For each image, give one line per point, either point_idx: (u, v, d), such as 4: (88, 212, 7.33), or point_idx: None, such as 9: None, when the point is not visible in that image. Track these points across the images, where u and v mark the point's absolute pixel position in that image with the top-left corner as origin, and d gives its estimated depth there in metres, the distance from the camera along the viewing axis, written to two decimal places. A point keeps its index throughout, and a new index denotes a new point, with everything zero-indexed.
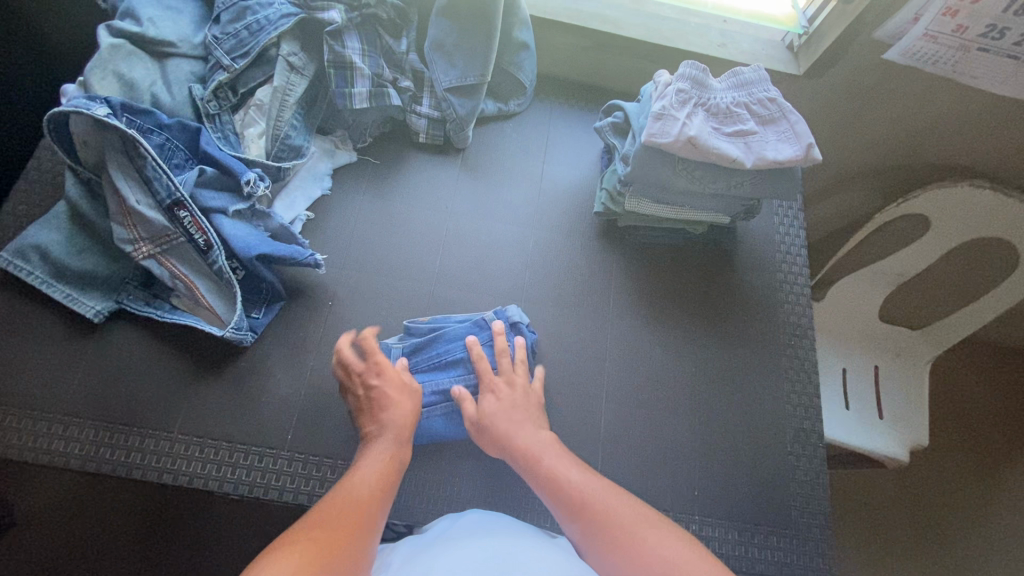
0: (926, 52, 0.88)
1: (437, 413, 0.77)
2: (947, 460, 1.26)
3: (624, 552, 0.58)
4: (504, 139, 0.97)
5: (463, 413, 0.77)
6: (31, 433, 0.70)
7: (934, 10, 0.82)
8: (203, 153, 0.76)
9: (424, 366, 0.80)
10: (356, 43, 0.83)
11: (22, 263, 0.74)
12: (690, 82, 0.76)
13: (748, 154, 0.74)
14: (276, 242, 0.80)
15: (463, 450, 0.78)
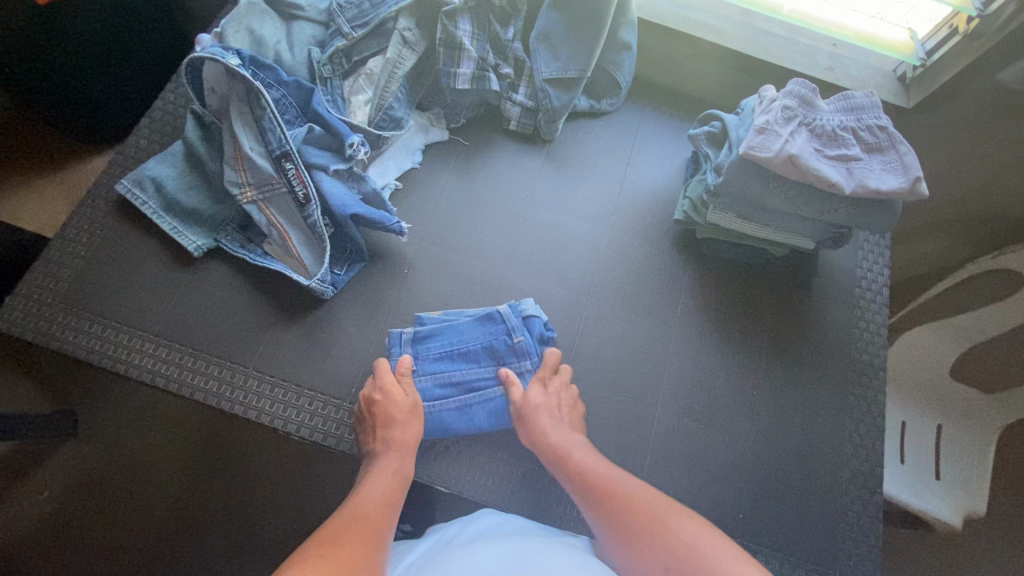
0: None
1: (450, 407, 0.77)
2: (1005, 538, 1.18)
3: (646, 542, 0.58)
4: (591, 136, 0.98)
5: (476, 405, 0.77)
6: (129, 348, 0.76)
7: None
8: (313, 112, 0.81)
9: (429, 363, 0.79)
10: (468, 26, 0.86)
11: (138, 192, 0.81)
12: (798, 100, 0.74)
13: (848, 180, 0.72)
14: (366, 205, 0.83)
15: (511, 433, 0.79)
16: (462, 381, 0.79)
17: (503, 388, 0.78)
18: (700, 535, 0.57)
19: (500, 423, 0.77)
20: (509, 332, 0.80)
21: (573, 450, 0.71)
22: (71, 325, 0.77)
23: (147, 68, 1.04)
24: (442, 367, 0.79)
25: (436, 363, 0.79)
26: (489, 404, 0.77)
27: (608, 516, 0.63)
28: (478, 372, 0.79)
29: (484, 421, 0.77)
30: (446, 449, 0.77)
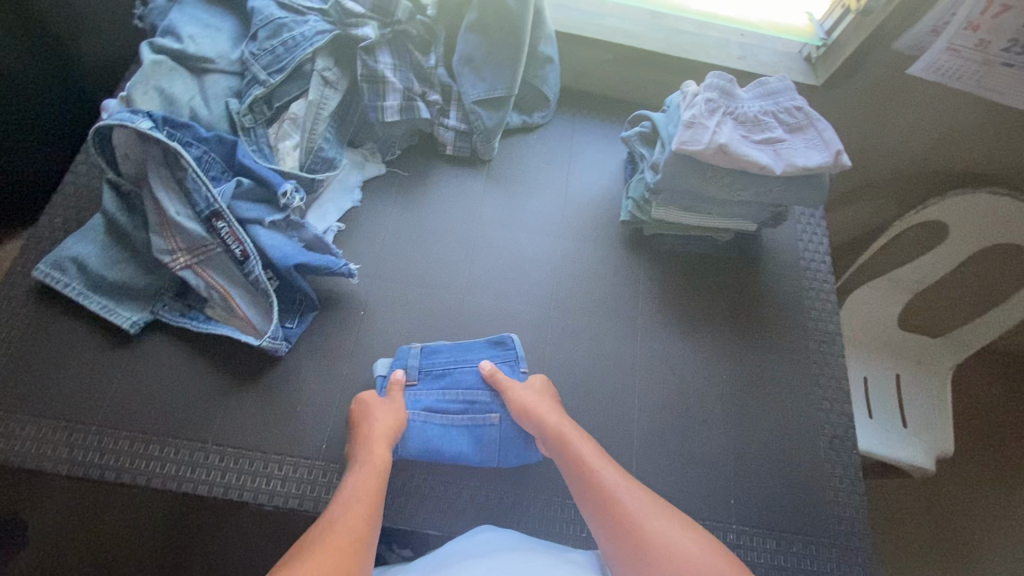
0: (952, 68, 0.86)
1: (436, 428, 0.75)
2: (973, 472, 1.25)
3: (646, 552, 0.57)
4: (528, 151, 0.99)
5: (463, 430, 0.75)
6: (63, 444, 0.70)
7: (956, 25, 0.80)
8: (240, 165, 0.77)
9: (429, 379, 0.79)
10: (387, 58, 0.85)
11: (58, 274, 0.75)
12: (718, 91, 0.77)
13: (778, 161, 0.75)
14: (310, 252, 0.79)
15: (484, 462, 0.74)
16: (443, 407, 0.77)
17: (494, 418, 0.76)
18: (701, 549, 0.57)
19: (480, 454, 0.74)
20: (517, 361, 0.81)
21: (574, 451, 0.68)
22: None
23: (59, 141, 0.99)
24: (438, 386, 0.78)
25: (434, 383, 0.79)
26: (474, 432, 0.76)
27: (598, 507, 0.62)
28: (473, 399, 0.78)
29: (467, 449, 0.74)
30: (432, 488, 0.74)
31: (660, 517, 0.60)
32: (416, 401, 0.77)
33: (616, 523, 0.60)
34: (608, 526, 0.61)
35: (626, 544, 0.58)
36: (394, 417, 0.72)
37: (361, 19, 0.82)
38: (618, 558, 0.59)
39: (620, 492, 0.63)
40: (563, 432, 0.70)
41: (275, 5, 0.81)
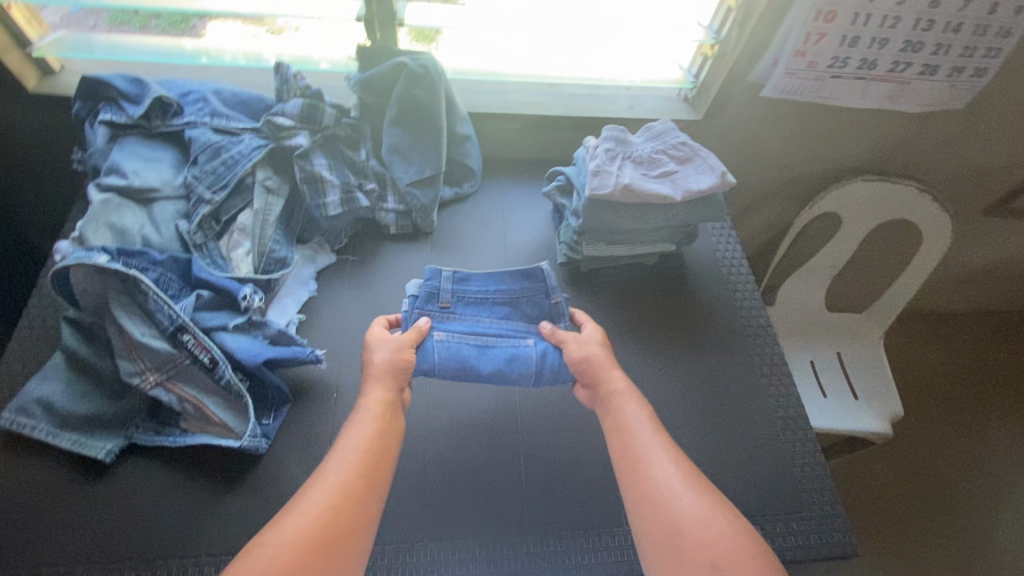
0: (793, 87, 1.04)
1: (472, 347, 0.82)
2: (920, 437, 1.53)
3: (655, 515, 0.66)
4: (465, 218, 1.09)
5: (499, 350, 0.82)
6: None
7: (788, 54, 0.98)
8: (198, 279, 0.82)
9: (464, 307, 0.87)
10: (322, 160, 0.93)
11: (25, 419, 0.75)
12: (614, 141, 0.90)
13: (676, 190, 0.87)
14: (277, 347, 0.84)
15: (515, 378, 0.81)
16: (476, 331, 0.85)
17: (528, 340, 0.84)
18: (714, 529, 0.64)
19: (515, 368, 0.81)
20: (547, 293, 0.88)
21: (627, 409, 0.75)
22: None
23: None
24: (473, 313, 0.87)
25: (463, 310, 0.87)
26: (511, 350, 0.82)
27: (631, 465, 0.71)
28: (507, 326, 0.86)
29: (503, 366, 0.81)
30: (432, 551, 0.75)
31: (695, 495, 0.67)
32: (451, 327, 0.84)
33: (641, 483, 0.69)
34: (633, 482, 0.69)
35: (646, 504, 0.67)
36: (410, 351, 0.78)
37: (293, 130, 0.91)
38: (634, 511, 0.68)
39: (657, 462, 0.70)
40: (614, 393, 0.77)
41: (211, 132, 0.89)
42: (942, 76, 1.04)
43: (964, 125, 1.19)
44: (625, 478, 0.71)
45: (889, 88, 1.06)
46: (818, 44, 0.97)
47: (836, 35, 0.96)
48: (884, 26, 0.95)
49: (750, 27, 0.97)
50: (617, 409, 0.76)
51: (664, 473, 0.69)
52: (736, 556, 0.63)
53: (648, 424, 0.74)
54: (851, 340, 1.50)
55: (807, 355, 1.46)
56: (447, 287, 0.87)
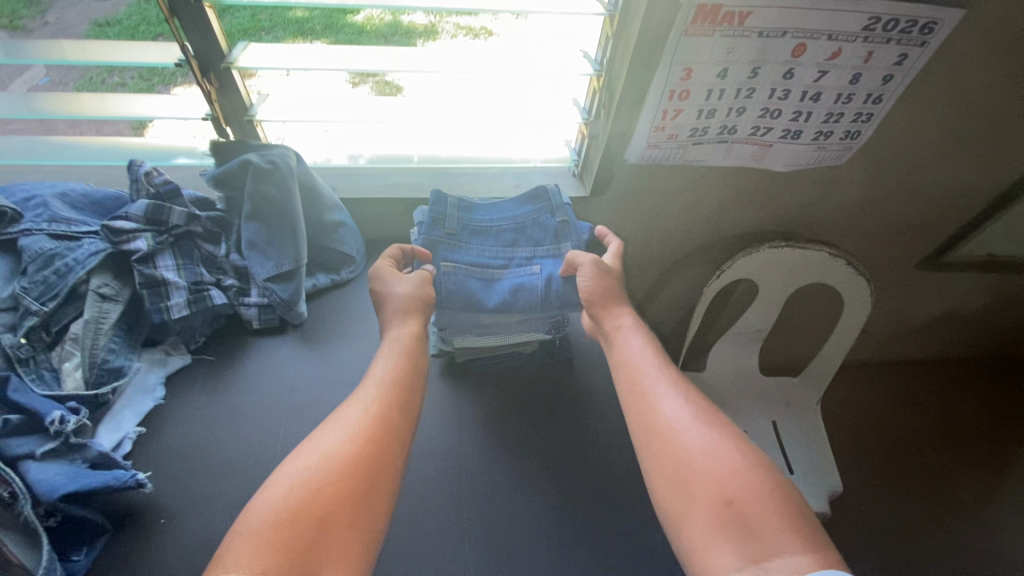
0: (657, 155, 1.01)
1: (478, 278, 0.89)
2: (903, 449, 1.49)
3: (650, 431, 0.74)
4: (340, 306, 1.06)
5: (506, 281, 0.89)
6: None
7: (646, 129, 0.96)
8: (7, 401, 0.75)
9: (476, 236, 0.91)
10: (169, 261, 0.90)
11: None
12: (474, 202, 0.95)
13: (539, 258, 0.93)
14: (99, 471, 0.77)
15: (515, 307, 0.89)
16: (482, 261, 0.90)
17: (536, 267, 0.90)
18: (706, 442, 0.70)
19: (525, 294, 0.88)
20: (551, 212, 0.93)
21: (630, 350, 0.84)
22: None
23: None
24: (483, 242, 0.91)
25: (468, 236, 0.91)
26: (520, 277, 0.90)
27: (627, 387, 0.81)
28: (514, 254, 0.91)
29: (507, 295, 0.88)
30: None
31: (692, 411, 0.74)
32: (461, 254, 0.90)
33: (638, 400, 0.78)
34: (630, 399, 0.79)
35: (643, 421, 0.76)
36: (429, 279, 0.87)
37: (132, 234, 0.88)
38: (634, 428, 0.77)
39: (653, 383, 0.79)
40: (620, 327, 0.88)
41: (46, 239, 0.85)
42: (808, 138, 1.01)
43: (866, 191, 1.16)
44: (634, 411, 0.78)
45: (751, 150, 1.03)
46: (676, 120, 0.94)
47: (693, 109, 0.93)
48: (740, 98, 0.92)
49: (613, 111, 0.94)
50: (619, 338, 0.86)
51: (669, 403, 0.76)
52: (731, 460, 0.67)
53: (653, 362, 0.83)
54: (785, 407, 1.42)
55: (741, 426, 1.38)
56: (453, 214, 0.91)
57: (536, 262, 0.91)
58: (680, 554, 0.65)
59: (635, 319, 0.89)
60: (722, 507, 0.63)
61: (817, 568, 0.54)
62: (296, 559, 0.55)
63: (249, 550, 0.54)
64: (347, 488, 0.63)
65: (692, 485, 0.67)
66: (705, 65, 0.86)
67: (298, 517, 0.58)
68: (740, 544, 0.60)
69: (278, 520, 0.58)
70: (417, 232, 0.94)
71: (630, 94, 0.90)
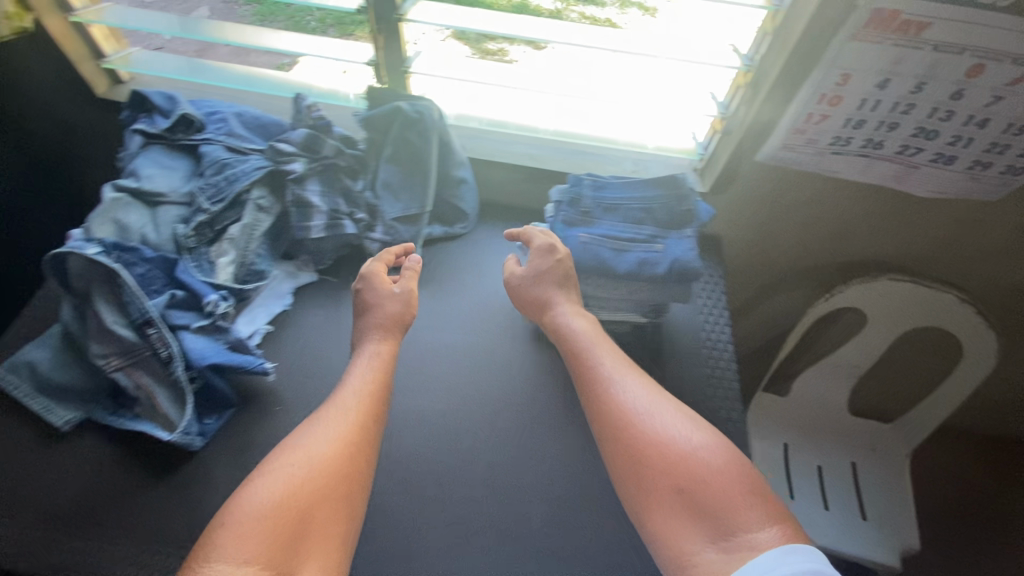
0: (788, 158, 0.98)
1: (603, 247, 0.83)
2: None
3: (614, 440, 0.72)
4: (451, 258, 1.12)
5: (632, 252, 0.83)
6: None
7: (785, 128, 0.93)
8: (178, 280, 0.90)
9: (602, 212, 0.85)
10: (316, 187, 1.00)
11: (11, 377, 0.87)
12: (597, 183, 0.89)
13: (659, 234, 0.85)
14: (233, 354, 0.88)
15: (643, 279, 0.85)
16: (614, 233, 0.84)
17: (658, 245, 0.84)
18: (675, 440, 0.69)
19: (649, 268, 0.83)
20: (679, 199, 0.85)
21: (568, 324, 0.82)
22: None
23: None
24: (607, 222, 0.85)
25: (601, 215, 0.85)
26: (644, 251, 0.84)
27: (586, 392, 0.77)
28: (641, 229, 0.85)
29: (636, 266, 0.83)
30: None
31: (646, 411, 0.72)
32: (590, 230, 0.84)
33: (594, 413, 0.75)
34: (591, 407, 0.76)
35: (603, 431, 0.73)
36: (399, 304, 0.92)
37: (292, 157, 0.99)
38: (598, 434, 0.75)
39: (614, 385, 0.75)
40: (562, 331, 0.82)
41: (222, 149, 0.99)
42: (962, 167, 0.94)
43: (1012, 238, 1.05)
44: (589, 411, 0.76)
45: (894, 169, 0.97)
46: (820, 125, 0.91)
47: (840, 117, 0.90)
48: (894, 113, 0.88)
49: (754, 106, 0.93)
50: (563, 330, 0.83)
51: (620, 386, 0.75)
52: (699, 457, 0.67)
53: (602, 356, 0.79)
54: (869, 452, 1.35)
55: (815, 459, 1.32)
56: (587, 194, 0.86)
57: (661, 239, 0.84)
58: (646, 541, 0.67)
59: (568, 287, 0.85)
60: (677, 495, 0.66)
61: (786, 542, 0.59)
62: (287, 550, 0.61)
63: (243, 536, 0.60)
64: (338, 479, 0.70)
65: (665, 488, 0.66)
66: (866, 72, 0.83)
67: (283, 505, 0.64)
68: (702, 527, 0.63)
69: (262, 507, 0.63)
70: (553, 212, 0.90)
71: (778, 92, 0.88)
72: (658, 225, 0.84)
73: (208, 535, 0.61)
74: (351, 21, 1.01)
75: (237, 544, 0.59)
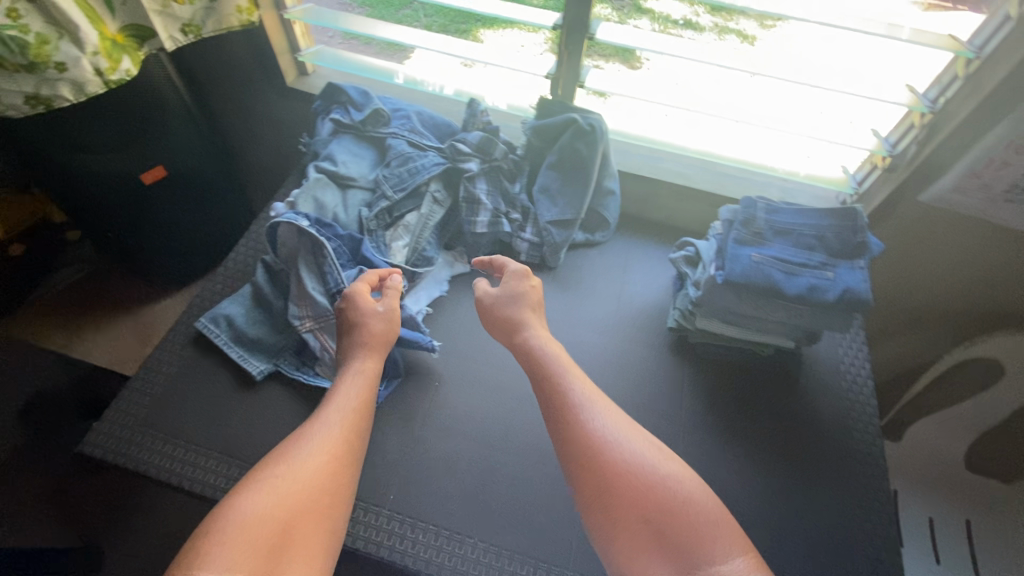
0: (954, 201, 1.01)
1: (774, 268, 0.86)
2: None
3: (593, 474, 0.74)
4: (590, 264, 1.17)
5: (803, 277, 0.85)
6: (172, 461, 0.87)
7: (959, 170, 0.96)
8: (364, 257, 1.00)
9: (773, 235, 0.89)
10: (484, 185, 1.08)
11: (213, 327, 0.98)
12: (771, 206, 0.91)
13: (831, 263, 0.86)
14: (406, 329, 0.99)
15: (807, 304, 0.86)
16: (786, 257, 0.87)
17: (830, 272, 0.85)
18: (635, 475, 0.72)
19: (819, 295, 0.84)
20: (854, 231, 0.87)
21: (540, 348, 0.89)
22: (146, 452, 0.87)
23: (196, 191, 1.27)
24: (779, 245, 0.88)
25: (772, 237, 0.89)
26: (815, 276, 0.85)
27: (565, 425, 0.79)
28: (813, 256, 0.87)
29: (807, 290, 0.84)
30: (477, 548, 0.83)
31: (622, 450, 0.75)
32: (763, 250, 0.88)
33: (574, 446, 0.77)
34: (568, 440, 0.78)
35: (580, 466, 0.76)
36: (382, 321, 0.90)
37: (468, 156, 1.09)
38: (574, 468, 0.77)
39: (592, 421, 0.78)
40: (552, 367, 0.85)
41: (406, 144, 1.09)
42: None
43: None
44: (559, 441, 0.79)
45: None
46: (998, 171, 0.93)
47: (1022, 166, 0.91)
48: None
49: (933, 143, 0.96)
50: (539, 359, 0.87)
51: (590, 414, 0.79)
52: (665, 490, 0.71)
53: (578, 395, 0.81)
54: None
55: None
56: (760, 216, 0.90)
57: (832, 268, 0.86)
58: (612, 567, 0.73)
59: (533, 318, 0.95)
60: (644, 525, 0.70)
61: (749, 573, 0.66)
62: (274, 561, 0.63)
63: (237, 549, 0.62)
64: (323, 493, 0.71)
65: (638, 520, 0.70)
66: None
67: (271, 518, 0.65)
68: (663, 557, 0.68)
69: (256, 517, 0.65)
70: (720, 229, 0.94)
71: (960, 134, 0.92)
72: (830, 254, 0.87)
73: (195, 541, 0.62)
74: (455, 28, 1.16)
75: (228, 557, 0.60)
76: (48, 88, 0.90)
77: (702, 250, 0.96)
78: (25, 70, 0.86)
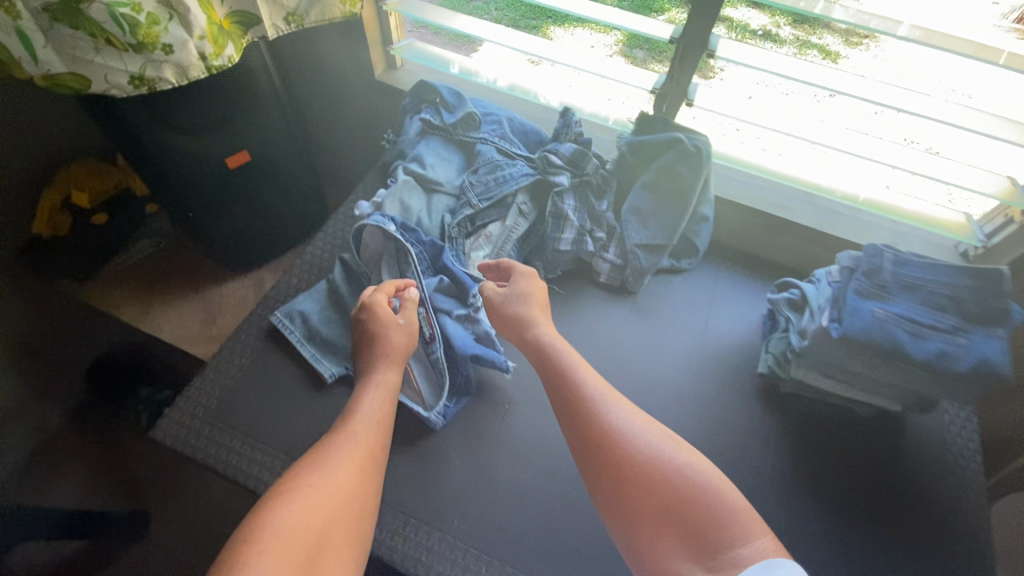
0: None
1: (898, 325, 0.78)
2: None
3: (611, 471, 0.70)
4: (672, 292, 1.11)
5: (932, 340, 0.77)
6: (239, 458, 0.86)
7: None
8: (445, 267, 0.97)
9: (898, 289, 0.81)
10: (572, 201, 1.03)
11: (288, 322, 0.97)
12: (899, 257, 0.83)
13: (966, 328, 0.78)
14: (481, 345, 0.94)
15: (931, 370, 0.78)
16: (914, 316, 0.79)
17: (963, 337, 0.76)
18: (655, 462, 0.69)
19: (949, 365, 0.75)
20: (997, 295, 0.78)
21: (550, 344, 0.85)
22: (214, 446, 0.86)
23: (267, 172, 1.24)
24: (905, 301, 0.80)
25: (899, 292, 0.81)
26: (945, 339, 0.77)
27: (579, 422, 0.75)
28: (943, 318, 0.79)
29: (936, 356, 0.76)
30: None
31: (637, 440, 0.71)
32: (888, 305, 0.80)
33: (590, 445, 0.73)
34: (583, 437, 0.74)
35: (597, 465, 0.72)
36: (404, 334, 0.87)
37: (559, 169, 1.03)
38: (593, 470, 0.73)
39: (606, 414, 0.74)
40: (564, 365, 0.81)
41: (495, 151, 1.05)
42: None
43: None
44: (576, 443, 0.75)
45: None
46: None
47: None
48: None
49: None
50: (549, 356, 0.83)
51: (602, 406, 0.76)
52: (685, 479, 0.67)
53: (590, 393, 0.77)
54: None
55: None
56: (887, 267, 0.82)
57: (967, 334, 0.77)
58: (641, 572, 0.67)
59: (544, 314, 0.91)
60: (666, 515, 0.65)
61: (773, 555, 0.60)
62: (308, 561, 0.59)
63: (275, 550, 0.57)
64: (350, 500, 0.67)
65: (661, 510, 0.66)
66: None
67: (305, 528, 0.61)
68: (692, 556, 0.63)
69: (295, 527, 0.60)
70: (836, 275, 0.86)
71: None
72: (964, 317, 0.78)
73: (230, 551, 0.57)
74: (525, 23, 1.10)
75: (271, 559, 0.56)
76: (152, 69, 0.89)
77: (811, 295, 0.88)
78: (133, 50, 0.85)
